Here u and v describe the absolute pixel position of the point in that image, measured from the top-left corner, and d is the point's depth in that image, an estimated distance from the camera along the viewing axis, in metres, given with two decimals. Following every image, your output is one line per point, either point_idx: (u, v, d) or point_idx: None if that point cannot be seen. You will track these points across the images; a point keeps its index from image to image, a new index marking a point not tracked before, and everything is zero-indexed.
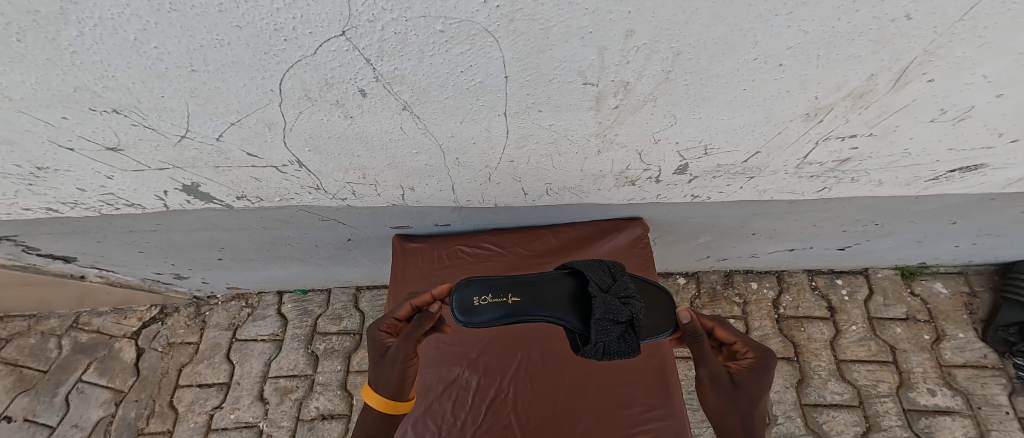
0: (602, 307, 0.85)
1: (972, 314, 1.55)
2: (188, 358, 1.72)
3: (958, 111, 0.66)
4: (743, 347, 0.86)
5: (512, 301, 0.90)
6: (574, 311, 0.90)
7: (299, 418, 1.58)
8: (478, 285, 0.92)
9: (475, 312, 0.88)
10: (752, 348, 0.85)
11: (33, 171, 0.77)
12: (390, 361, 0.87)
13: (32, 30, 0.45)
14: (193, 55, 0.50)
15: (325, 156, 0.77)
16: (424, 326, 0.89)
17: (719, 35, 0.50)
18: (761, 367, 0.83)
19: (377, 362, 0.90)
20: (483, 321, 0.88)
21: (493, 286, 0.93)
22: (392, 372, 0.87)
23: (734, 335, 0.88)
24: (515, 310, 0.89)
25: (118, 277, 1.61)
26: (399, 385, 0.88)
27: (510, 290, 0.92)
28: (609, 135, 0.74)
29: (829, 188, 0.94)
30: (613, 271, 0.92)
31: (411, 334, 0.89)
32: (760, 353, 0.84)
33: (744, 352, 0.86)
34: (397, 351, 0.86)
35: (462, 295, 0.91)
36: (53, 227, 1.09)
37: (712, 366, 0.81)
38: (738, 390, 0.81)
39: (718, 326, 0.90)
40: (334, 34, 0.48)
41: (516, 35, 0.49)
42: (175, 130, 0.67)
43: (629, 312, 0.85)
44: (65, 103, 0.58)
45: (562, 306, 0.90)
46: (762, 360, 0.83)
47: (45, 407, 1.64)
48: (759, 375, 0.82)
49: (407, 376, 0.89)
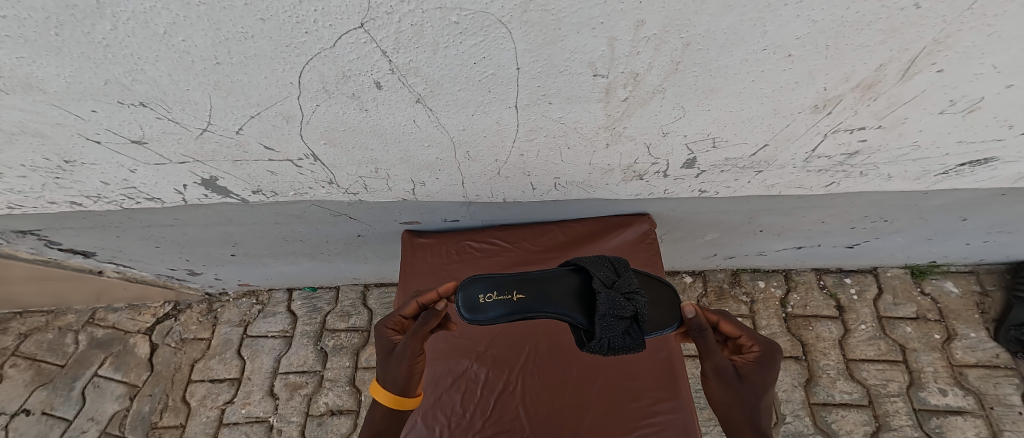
0: (607, 302, 0.86)
1: (983, 314, 1.53)
2: (201, 354, 1.76)
3: (967, 102, 0.66)
4: (749, 340, 0.87)
5: (517, 298, 0.91)
6: (579, 306, 0.91)
7: (308, 413, 1.60)
8: (483, 282, 0.93)
9: (481, 309, 0.89)
10: (757, 342, 0.86)
11: (61, 165, 0.80)
12: (397, 358, 0.88)
13: (70, 25, 0.47)
14: (218, 47, 0.53)
15: (339, 150, 0.79)
16: (430, 323, 0.90)
17: (729, 24, 0.51)
18: (767, 361, 0.83)
19: (385, 358, 0.91)
20: (489, 318, 0.89)
21: (499, 283, 0.93)
22: (400, 368, 0.88)
23: (739, 329, 0.89)
24: (521, 307, 0.90)
25: (135, 273, 1.64)
26: (408, 380, 0.89)
27: (515, 286, 0.92)
28: (618, 127, 0.75)
29: (837, 182, 0.94)
30: (617, 267, 0.93)
31: (418, 331, 0.89)
32: (765, 346, 0.85)
33: (749, 346, 0.87)
34: (405, 349, 0.87)
35: (467, 292, 0.91)
36: (75, 222, 1.12)
37: (717, 359, 0.82)
38: (743, 383, 0.81)
39: (724, 320, 0.91)
40: (353, 27, 0.50)
41: (529, 26, 0.50)
42: (197, 123, 0.69)
43: (633, 307, 0.86)
44: (95, 96, 0.61)
45: (567, 302, 0.91)
46: (768, 353, 0.84)
47: (62, 401, 1.68)
48: (764, 368, 0.83)
49: (415, 371, 0.90)
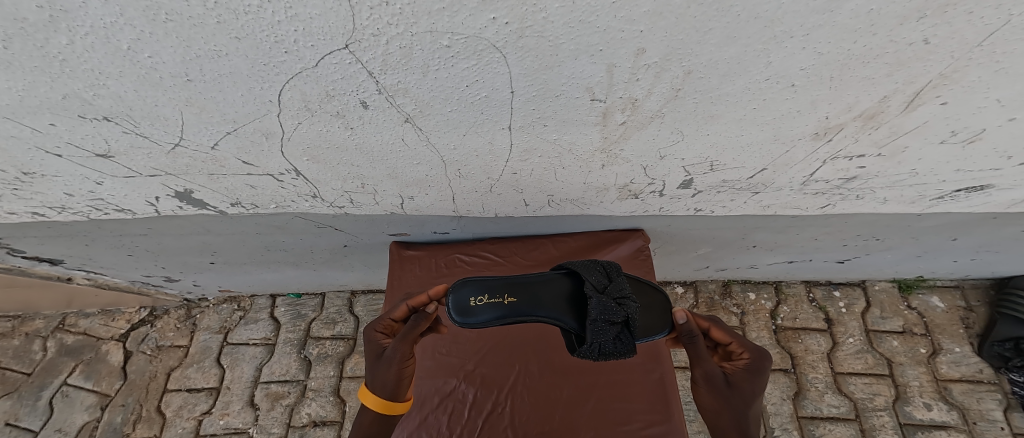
0: (598, 308, 0.83)
1: (968, 328, 1.55)
2: (177, 362, 1.68)
3: (968, 133, 0.65)
4: (739, 347, 0.84)
5: (508, 301, 0.87)
6: (571, 310, 0.88)
7: (290, 425, 1.55)
8: (475, 284, 0.89)
9: (472, 312, 0.85)
10: (747, 349, 0.83)
11: (19, 176, 0.75)
12: (386, 362, 0.85)
13: (20, 38, 0.43)
14: (189, 65, 0.49)
15: (323, 165, 0.75)
16: (420, 327, 0.87)
17: (732, 55, 0.49)
18: (757, 368, 0.81)
19: (374, 362, 0.88)
20: (480, 321, 0.85)
21: (490, 286, 0.90)
22: (389, 372, 0.85)
23: (730, 336, 0.86)
24: (512, 310, 0.86)
25: (107, 280, 1.57)
26: (396, 385, 0.86)
27: (506, 289, 0.89)
28: (614, 150, 0.72)
29: (833, 204, 0.93)
30: (610, 271, 0.91)
31: (408, 335, 0.86)
32: (756, 353, 0.83)
33: (739, 353, 0.84)
34: (394, 352, 0.84)
35: (458, 295, 0.88)
36: (40, 230, 1.06)
37: (707, 366, 0.80)
38: (733, 390, 0.80)
39: (714, 326, 0.88)
40: (336, 48, 0.47)
41: (525, 51, 0.47)
42: (168, 138, 0.65)
43: (625, 313, 0.84)
44: (53, 110, 0.56)
45: (559, 305, 0.88)
46: (757, 361, 0.82)
47: (28, 411, 1.59)
48: (753, 376, 0.81)
49: (405, 376, 0.86)
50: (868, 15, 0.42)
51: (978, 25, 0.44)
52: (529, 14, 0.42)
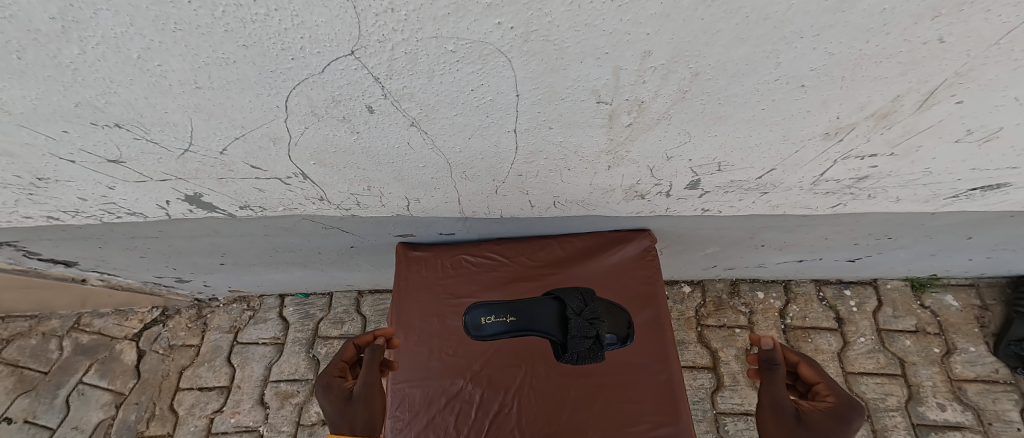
0: (575, 325, 0.98)
1: (983, 328, 1.52)
2: (189, 361, 1.71)
3: (985, 132, 0.64)
4: (827, 389, 0.78)
5: (505, 319, 1.03)
6: (556, 324, 1.01)
7: (300, 423, 1.56)
8: (482, 305, 1.07)
9: (478, 326, 1.04)
10: (836, 393, 0.77)
11: (33, 182, 0.76)
12: (359, 398, 0.84)
13: (33, 48, 0.44)
14: (198, 72, 0.50)
15: (330, 169, 0.76)
16: (382, 356, 0.89)
17: (741, 55, 0.48)
18: (842, 415, 0.74)
19: (341, 409, 0.85)
20: (483, 334, 1.03)
21: (493, 306, 1.06)
22: (363, 409, 0.84)
23: (818, 375, 0.81)
24: (507, 326, 1.03)
25: (120, 281, 1.60)
26: (371, 422, 0.85)
27: (505, 309, 1.04)
28: (621, 151, 0.72)
29: (844, 203, 0.91)
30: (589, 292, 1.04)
31: (371, 368, 0.88)
32: (846, 400, 0.76)
33: (826, 396, 0.78)
34: (364, 388, 0.85)
35: (470, 311, 1.07)
36: (54, 233, 1.08)
37: (777, 391, 0.78)
38: (803, 427, 0.75)
39: (804, 362, 0.84)
40: (343, 54, 0.47)
41: (531, 55, 0.47)
42: (178, 144, 0.66)
43: (597, 330, 0.98)
44: (65, 117, 0.57)
45: (544, 320, 1.02)
46: (845, 407, 0.75)
47: (45, 409, 1.63)
48: (838, 423, 0.73)
49: (377, 410, 0.87)
50: (880, 15, 0.42)
51: (996, 23, 0.43)
52: (535, 18, 0.42)
